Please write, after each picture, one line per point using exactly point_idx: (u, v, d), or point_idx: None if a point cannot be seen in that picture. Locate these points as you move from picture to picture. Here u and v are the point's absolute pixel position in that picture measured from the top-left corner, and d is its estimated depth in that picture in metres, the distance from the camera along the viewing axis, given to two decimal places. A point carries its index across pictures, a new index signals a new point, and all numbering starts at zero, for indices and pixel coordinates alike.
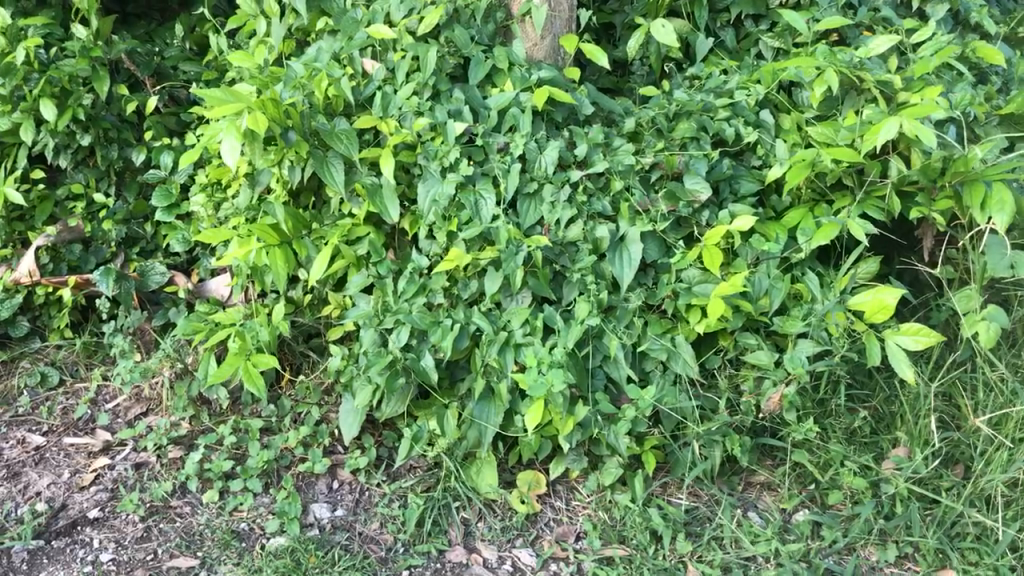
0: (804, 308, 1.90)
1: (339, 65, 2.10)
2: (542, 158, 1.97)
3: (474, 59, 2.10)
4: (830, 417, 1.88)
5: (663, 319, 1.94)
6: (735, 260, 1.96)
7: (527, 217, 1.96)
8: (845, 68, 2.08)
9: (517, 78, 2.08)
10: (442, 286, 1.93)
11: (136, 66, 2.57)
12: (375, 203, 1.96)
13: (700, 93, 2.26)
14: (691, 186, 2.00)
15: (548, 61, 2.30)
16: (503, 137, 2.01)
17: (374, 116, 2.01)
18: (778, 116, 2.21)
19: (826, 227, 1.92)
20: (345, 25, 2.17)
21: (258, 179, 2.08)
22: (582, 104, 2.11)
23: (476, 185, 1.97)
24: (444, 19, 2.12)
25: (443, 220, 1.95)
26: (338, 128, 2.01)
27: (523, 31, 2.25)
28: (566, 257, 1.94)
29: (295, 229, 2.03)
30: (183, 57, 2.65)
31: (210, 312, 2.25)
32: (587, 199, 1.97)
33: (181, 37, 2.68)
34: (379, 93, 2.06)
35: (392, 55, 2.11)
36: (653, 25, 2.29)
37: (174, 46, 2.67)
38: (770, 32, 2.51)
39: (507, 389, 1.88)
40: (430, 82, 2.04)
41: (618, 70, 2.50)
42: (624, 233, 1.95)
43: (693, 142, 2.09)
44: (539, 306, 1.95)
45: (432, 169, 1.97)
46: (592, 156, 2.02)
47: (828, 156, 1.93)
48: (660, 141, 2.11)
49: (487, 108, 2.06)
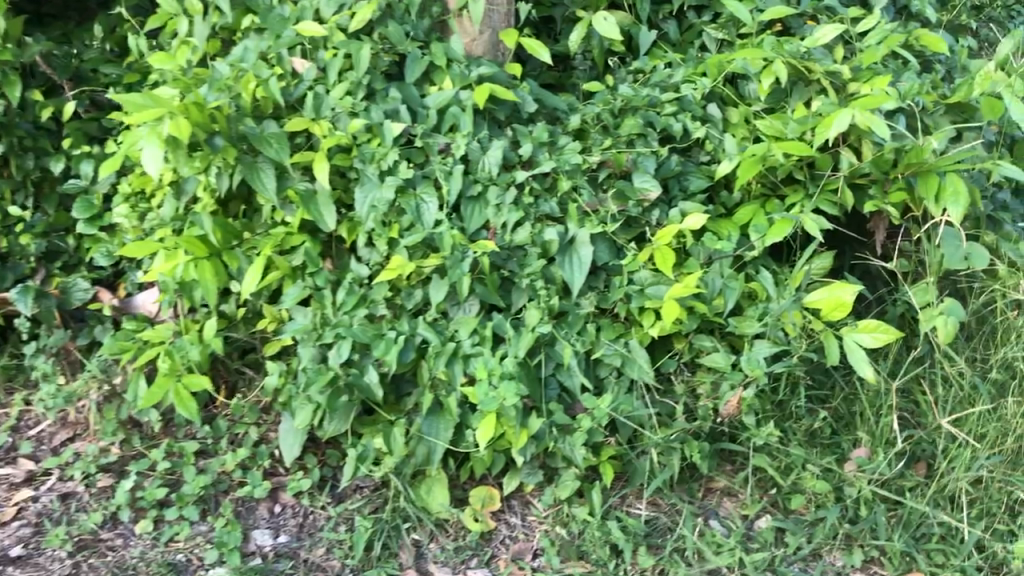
0: (759, 308, 1.84)
1: (266, 65, 1.99)
2: (485, 158, 1.89)
3: (411, 56, 2.00)
4: (790, 420, 1.83)
5: (616, 323, 1.87)
6: (687, 260, 1.89)
7: (472, 220, 1.88)
8: (793, 58, 2.02)
9: (456, 76, 1.99)
10: (384, 296, 1.83)
11: (53, 69, 2.41)
12: (310, 211, 1.86)
13: (646, 88, 2.19)
14: (640, 184, 1.94)
15: (487, 56, 2.21)
16: (444, 138, 1.92)
17: (305, 118, 1.90)
18: (726, 110, 2.15)
19: (779, 223, 1.87)
20: (272, 23, 2.05)
21: (184, 187, 1.96)
22: (525, 101, 2.03)
23: (417, 188, 1.87)
24: (377, 15, 2.02)
25: (383, 228, 1.85)
26: (267, 132, 1.90)
27: (460, 25, 2.15)
28: (514, 261, 1.87)
29: (226, 240, 1.91)
30: (102, 59, 2.51)
31: (138, 329, 2.12)
32: (534, 201, 1.89)
33: (101, 38, 2.53)
34: (310, 93, 1.95)
35: (323, 53, 2.00)
36: (595, 18, 2.25)
37: (93, 48, 2.53)
38: (713, 23, 2.45)
39: (457, 402, 1.79)
40: (364, 82, 1.95)
41: (559, 65, 2.41)
42: (573, 235, 1.87)
43: (640, 139, 2.02)
44: (487, 314, 1.86)
45: (370, 173, 1.87)
46: (537, 155, 1.94)
47: (780, 150, 1.87)
48: (607, 138, 2.04)
49: (426, 108, 1.96)
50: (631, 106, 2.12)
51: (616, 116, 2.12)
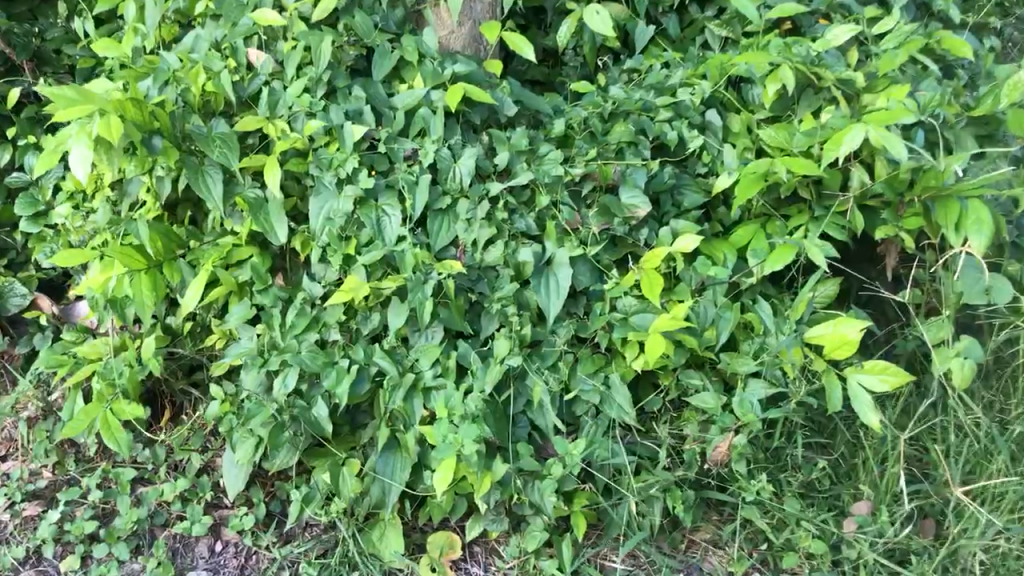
0: (755, 343, 1.66)
1: (218, 56, 1.80)
2: (456, 168, 1.71)
3: (379, 49, 1.80)
4: (786, 471, 1.65)
5: (595, 355, 1.68)
6: (677, 285, 1.71)
7: (439, 237, 1.69)
8: (802, 64, 1.82)
9: (428, 73, 1.80)
10: (338, 320, 1.65)
11: (12, 47, 2.20)
12: (259, 222, 1.68)
13: (640, 90, 2.00)
14: (628, 200, 1.75)
15: (467, 51, 2.02)
16: (411, 143, 1.73)
17: (258, 117, 1.72)
18: (727, 117, 1.96)
19: (781, 249, 1.68)
20: (228, 9, 1.85)
21: (127, 189, 1.79)
22: (505, 103, 1.83)
23: (378, 199, 1.69)
24: (343, 3, 1.83)
25: (340, 242, 1.66)
26: (215, 131, 1.72)
27: (437, 16, 1.96)
28: (485, 282, 1.68)
29: (167, 249, 1.73)
30: (68, 38, 2.28)
31: (78, 341, 1.93)
32: (508, 216, 1.71)
33: (67, 15, 2.29)
34: (265, 90, 1.77)
35: (281, 44, 1.81)
36: (586, 11, 2.05)
37: (58, 26, 2.29)
38: (717, 20, 2.26)
39: (415, 440, 1.61)
40: (325, 78, 1.75)
41: (550, 60, 2.25)
42: (551, 255, 1.69)
43: (630, 148, 1.85)
44: (452, 342, 1.67)
45: (326, 181, 1.69)
46: (514, 165, 1.76)
47: (783, 167, 1.68)
48: (593, 148, 1.85)
49: (393, 108, 1.77)
50: (621, 110, 1.94)
51: (604, 121, 1.93)
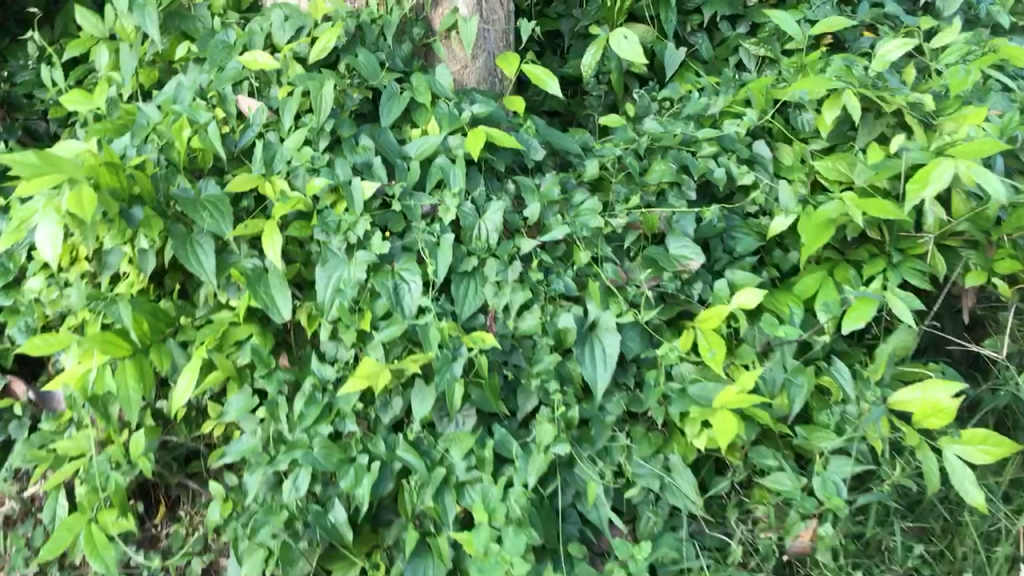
0: (835, 414, 1.46)
1: (204, 105, 1.59)
2: (481, 224, 1.49)
3: (387, 91, 1.60)
4: (880, 563, 1.44)
5: (652, 434, 1.46)
6: (740, 347, 1.50)
7: (466, 304, 1.46)
8: (865, 88, 1.62)
9: (443, 116, 1.59)
10: (354, 408, 1.42)
11: None
12: (257, 296, 1.45)
13: (678, 122, 1.79)
14: (677, 252, 1.54)
15: (481, 86, 1.80)
16: (428, 197, 1.52)
17: (252, 175, 1.51)
18: (777, 149, 1.75)
19: (859, 304, 1.47)
20: (213, 52, 1.65)
21: (106, 260, 1.57)
22: (532, 145, 1.62)
23: (395, 263, 1.47)
24: (344, 40, 1.62)
25: (352, 316, 1.44)
26: (204, 194, 1.51)
27: (447, 49, 1.75)
28: (521, 354, 1.47)
29: (155, 330, 1.52)
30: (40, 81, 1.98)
31: (58, 431, 1.66)
32: (544, 277, 1.49)
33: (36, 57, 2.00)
34: (259, 143, 1.56)
35: (276, 90, 1.60)
36: (612, 35, 1.85)
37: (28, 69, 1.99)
38: (752, 38, 2.05)
39: (449, 544, 1.39)
40: (327, 127, 1.54)
41: (569, 89, 2.04)
42: (594, 319, 1.47)
43: (673, 189, 1.65)
44: (486, 427, 1.45)
45: (334, 246, 1.47)
46: (547, 218, 1.54)
47: (858, 209, 1.47)
48: (632, 192, 1.63)
49: (405, 158, 1.56)
50: (659, 146, 1.73)
51: (639, 159, 1.72)
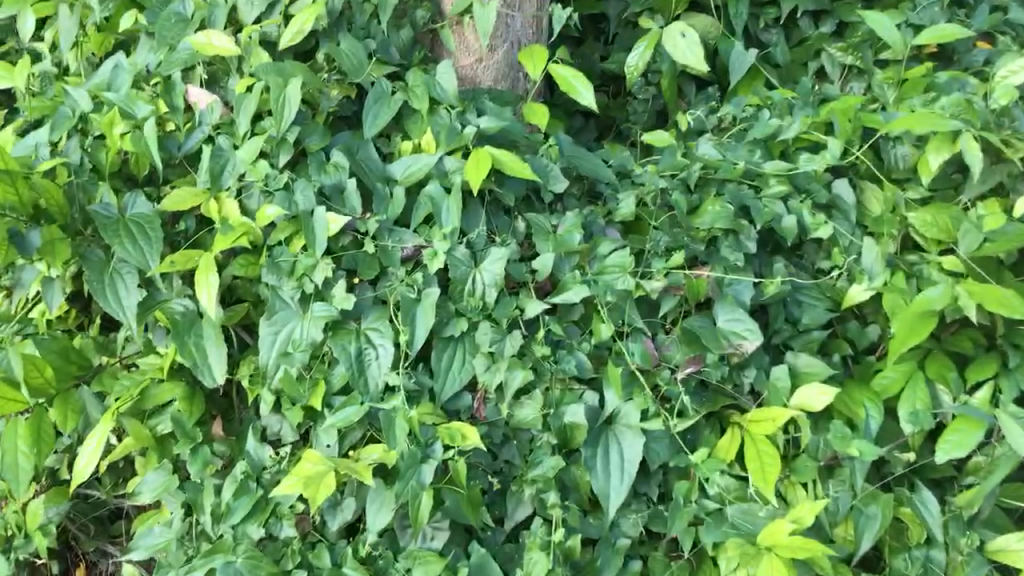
0: (914, 558, 1.14)
1: (145, 97, 1.28)
2: (476, 277, 1.17)
3: (376, 92, 1.27)
4: None
5: (675, 564, 1.15)
6: (797, 459, 1.16)
7: (448, 381, 1.13)
8: (990, 134, 1.29)
9: (442, 130, 1.25)
10: (295, 509, 1.10)
11: None
12: (183, 350, 1.14)
13: (740, 148, 1.44)
14: (727, 328, 1.20)
15: (499, 85, 1.47)
16: (413, 236, 1.19)
17: (194, 191, 1.21)
18: (862, 191, 1.40)
19: (959, 423, 1.13)
20: (163, 25, 1.31)
21: (20, 275, 1.21)
22: (553, 174, 1.28)
23: (362, 319, 1.15)
24: (325, 23, 1.28)
25: (303, 387, 1.13)
26: (130, 213, 1.20)
27: (459, 37, 1.40)
28: (515, 448, 1.15)
29: (62, 376, 1.21)
30: None
31: None
32: (551, 352, 1.15)
33: None
34: (207, 149, 1.23)
35: (234, 82, 1.27)
36: (667, 31, 1.48)
37: None
38: (837, 41, 1.69)
39: None
40: (291, 136, 1.20)
41: (611, 87, 1.73)
42: (613, 411, 1.14)
43: (727, 239, 1.31)
44: (462, 539, 1.14)
45: (284, 293, 1.15)
46: (563, 272, 1.20)
47: (972, 300, 1.13)
48: (675, 239, 1.27)
49: (390, 182, 1.23)
50: (715, 178, 1.39)
51: (688, 193, 1.38)
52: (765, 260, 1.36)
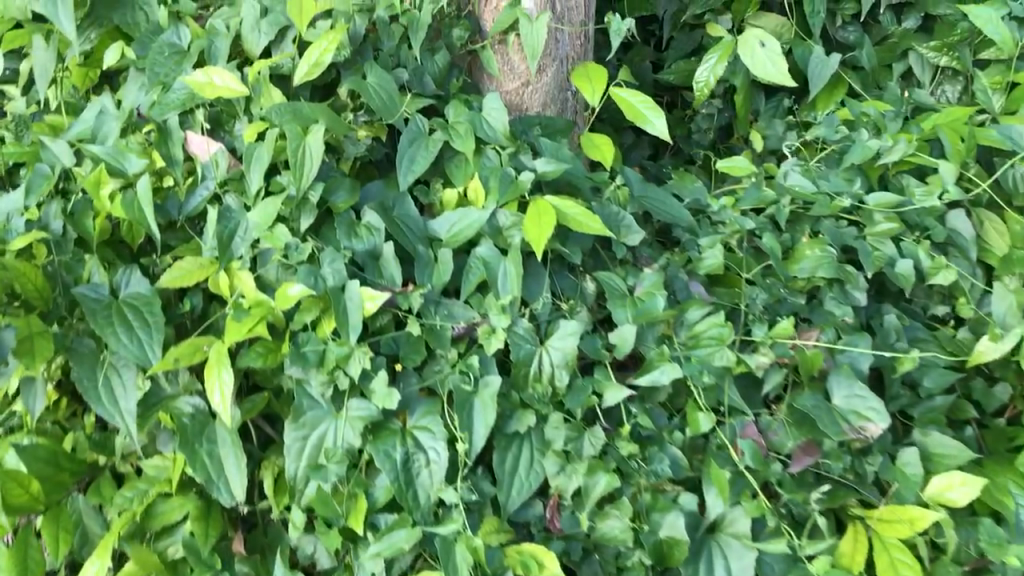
0: None
1: (136, 147, 1.08)
2: (542, 358, 0.96)
3: (412, 132, 1.07)
4: None
5: None
6: (940, 566, 0.95)
7: (516, 490, 0.92)
8: None
9: (492, 176, 1.06)
10: None
11: None
12: (192, 462, 0.95)
13: (834, 175, 1.22)
14: (844, 401, 1.01)
15: (549, 111, 1.26)
16: (465, 310, 0.99)
17: (201, 262, 1.02)
18: (980, 222, 1.19)
19: None
20: (155, 59, 1.11)
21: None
22: (626, 224, 1.07)
23: (407, 417, 0.95)
24: (348, 52, 1.08)
25: (338, 503, 0.93)
26: (123, 294, 1.00)
27: (502, 58, 1.20)
28: (597, 566, 0.95)
29: (51, 487, 1.02)
30: None
31: None
32: (639, 449, 0.95)
33: None
34: (213, 210, 1.03)
35: (242, 127, 1.07)
36: (743, 39, 1.27)
37: None
38: (926, 37, 1.47)
39: None
40: (313, 194, 0.99)
41: (666, 97, 1.53)
42: (716, 516, 0.94)
43: (832, 290, 1.11)
44: None
45: (313, 388, 0.95)
46: (647, 347, 1.00)
47: None
48: (772, 294, 1.08)
49: (432, 243, 1.03)
50: (809, 214, 1.18)
51: (778, 233, 1.17)
52: (873, 309, 1.16)
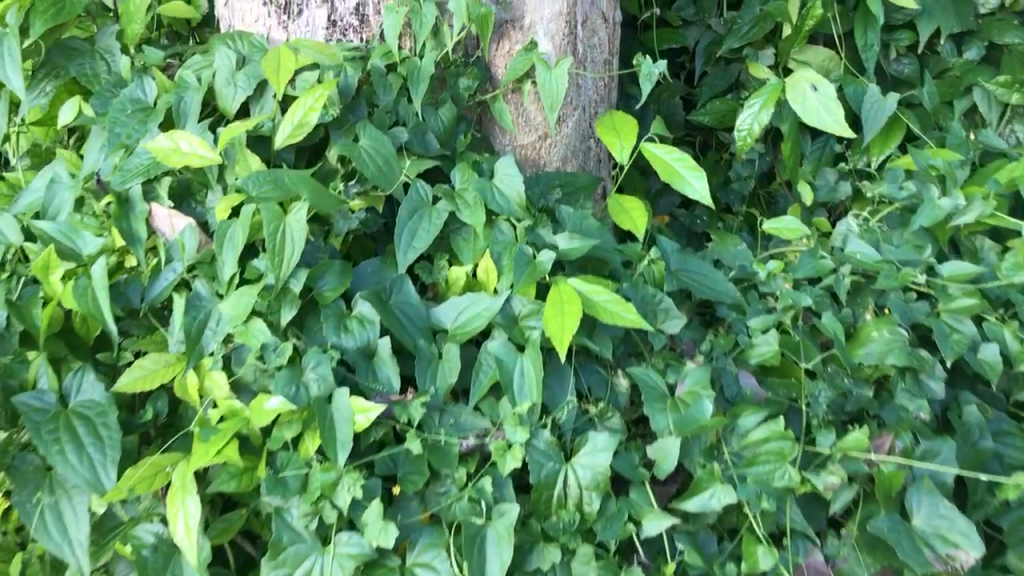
0: None
1: (93, 223, 0.93)
2: (568, 479, 0.81)
3: (411, 201, 0.91)
4: None
5: None
6: None
7: None
8: None
9: (506, 254, 0.89)
10: None
11: None
12: None
13: (899, 239, 1.06)
14: (929, 523, 0.84)
15: (569, 166, 1.11)
16: (475, 420, 0.84)
17: (167, 359, 0.87)
18: None
19: None
20: (117, 118, 0.96)
21: None
22: (664, 308, 0.92)
23: (408, 550, 0.80)
24: (337, 111, 0.93)
25: None
26: (74, 402, 0.85)
27: (516, 109, 1.05)
28: None
29: None
30: None
31: None
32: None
33: None
34: (180, 297, 0.88)
35: (215, 199, 0.92)
36: (793, 79, 1.12)
37: None
38: (991, 70, 1.31)
39: None
40: (293, 283, 0.84)
41: (698, 137, 1.38)
42: None
43: (904, 380, 0.96)
44: None
45: (294, 519, 0.79)
46: (693, 460, 0.84)
47: None
48: (836, 388, 0.93)
49: (437, 337, 0.87)
50: (873, 286, 1.02)
51: (837, 309, 1.02)
52: (950, 397, 1.00)
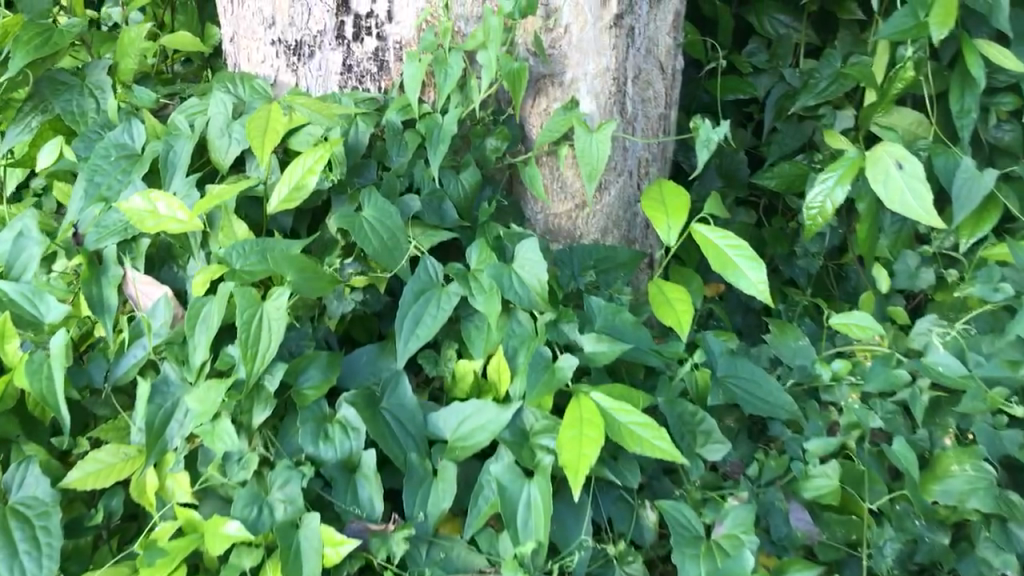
0: None
1: (60, 286, 0.83)
2: None
3: (417, 281, 0.78)
4: None
5: None
6: None
7: None
8: None
9: (522, 349, 0.78)
10: None
11: None
12: None
13: (990, 348, 0.91)
14: None
15: (609, 239, 0.97)
16: (470, 557, 0.71)
17: (126, 454, 0.76)
18: None
19: None
20: (98, 166, 0.85)
21: None
22: (704, 429, 0.78)
23: None
24: (340, 173, 0.81)
25: None
26: (14, 498, 0.74)
27: (551, 173, 0.92)
28: None
29: None
30: None
31: None
32: None
33: None
34: (147, 382, 0.77)
35: (194, 269, 0.81)
36: (875, 151, 0.97)
37: None
38: None
39: None
40: (268, 380, 0.72)
41: (763, 201, 1.23)
42: None
43: (988, 527, 0.80)
44: None
45: None
46: None
47: None
48: (906, 535, 0.80)
49: (432, 448, 0.74)
50: (955, 406, 0.87)
51: (911, 430, 0.87)
52: None
